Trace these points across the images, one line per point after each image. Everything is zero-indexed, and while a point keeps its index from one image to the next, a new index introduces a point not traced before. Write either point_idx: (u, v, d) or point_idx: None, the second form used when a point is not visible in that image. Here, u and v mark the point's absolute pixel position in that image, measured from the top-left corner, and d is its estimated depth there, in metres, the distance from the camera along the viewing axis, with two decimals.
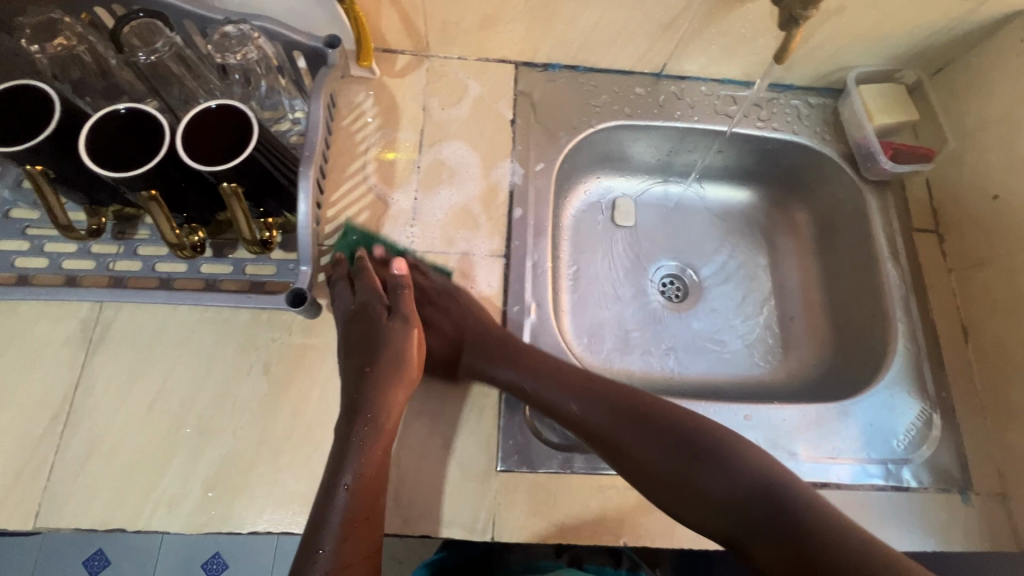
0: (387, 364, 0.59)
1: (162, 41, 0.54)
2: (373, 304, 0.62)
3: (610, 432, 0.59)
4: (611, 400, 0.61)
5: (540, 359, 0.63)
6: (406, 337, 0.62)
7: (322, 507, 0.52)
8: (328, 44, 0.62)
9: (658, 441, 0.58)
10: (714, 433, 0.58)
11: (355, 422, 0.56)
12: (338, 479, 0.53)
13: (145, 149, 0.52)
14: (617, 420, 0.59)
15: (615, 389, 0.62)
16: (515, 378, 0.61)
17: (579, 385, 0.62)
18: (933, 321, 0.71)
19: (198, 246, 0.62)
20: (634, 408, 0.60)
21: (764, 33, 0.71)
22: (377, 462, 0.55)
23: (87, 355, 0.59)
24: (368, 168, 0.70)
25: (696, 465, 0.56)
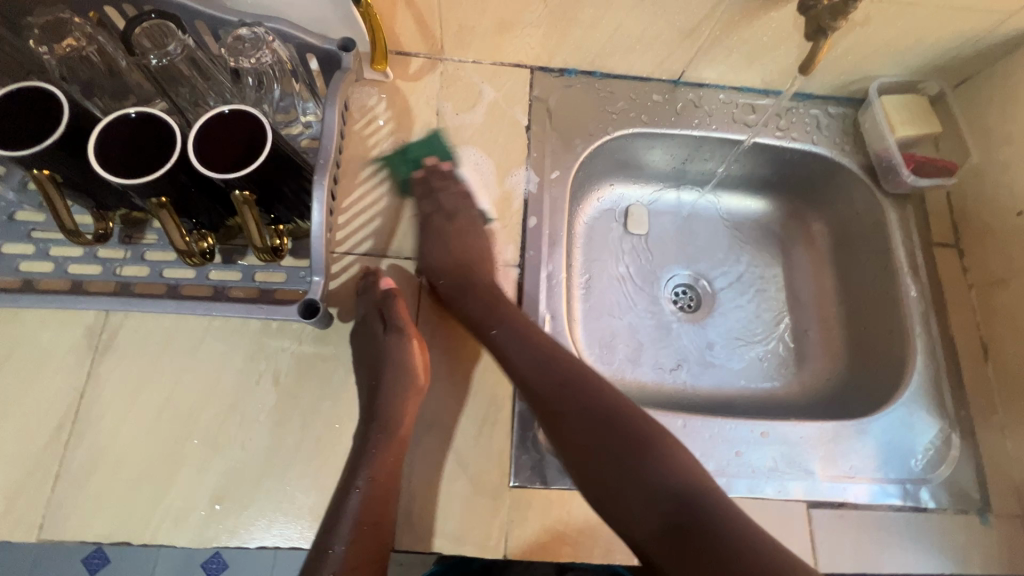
0: (393, 374, 0.58)
1: (174, 44, 0.53)
2: (370, 317, 0.61)
3: (554, 401, 0.57)
4: (564, 373, 0.59)
5: (514, 319, 0.62)
6: (405, 347, 0.60)
7: (335, 509, 0.53)
8: (342, 47, 0.61)
9: (597, 425, 0.56)
10: (653, 436, 0.56)
11: (370, 426, 0.57)
12: (352, 482, 0.54)
13: (155, 156, 0.50)
14: (564, 392, 0.58)
15: (573, 365, 0.60)
16: (488, 328, 0.61)
17: (541, 349, 0.60)
18: (952, 338, 0.70)
19: (206, 253, 0.60)
20: (585, 389, 0.58)
21: (786, 42, 0.69)
22: (390, 468, 0.55)
23: (93, 363, 0.58)
24: (380, 174, 0.69)
25: (627, 457, 0.55)
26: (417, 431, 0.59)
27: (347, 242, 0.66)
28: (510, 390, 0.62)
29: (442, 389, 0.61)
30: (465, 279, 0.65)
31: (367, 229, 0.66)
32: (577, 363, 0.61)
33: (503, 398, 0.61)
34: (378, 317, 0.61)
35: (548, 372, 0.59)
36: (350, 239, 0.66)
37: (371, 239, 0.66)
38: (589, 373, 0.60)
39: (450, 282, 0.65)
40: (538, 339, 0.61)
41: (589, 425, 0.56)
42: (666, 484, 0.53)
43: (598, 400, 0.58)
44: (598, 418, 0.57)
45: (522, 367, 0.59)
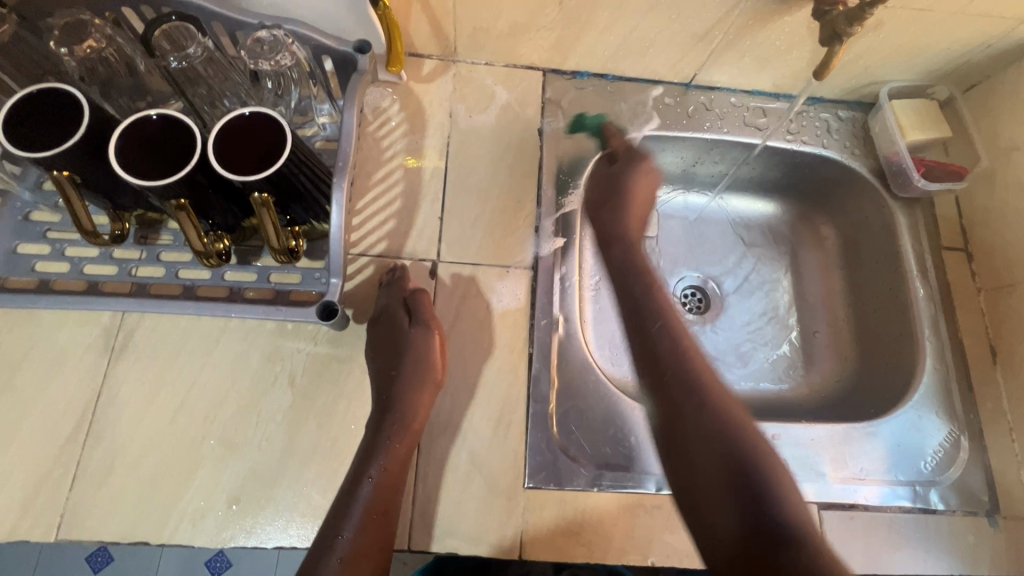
0: (413, 367, 0.58)
1: (194, 46, 0.53)
2: (394, 309, 0.61)
3: (673, 392, 0.56)
4: (696, 372, 0.57)
5: (658, 295, 0.64)
6: (427, 342, 0.60)
7: (345, 496, 0.53)
8: (358, 49, 0.61)
9: (713, 434, 0.53)
10: (772, 466, 0.51)
11: (385, 417, 0.57)
12: (363, 472, 0.54)
13: (176, 158, 0.50)
14: (688, 387, 0.56)
15: (705, 371, 0.58)
16: (635, 291, 0.64)
17: (681, 339, 0.59)
18: (961, 341, 0.70)
19: (223, 254, 0.60)
20: (713, 393, 0.55)
21: (799, 46, 0.69)
22: (401, 460, 0.56)
23: (110, 363, 0.58)
24: (393, 175, 0.69)
25: (725, 444, 0.52)
26: (432, 432, 0.60)
27: (361, 244, 0.66)
28: (524, 391, 0.62)
29: (457, 390, 0.61)
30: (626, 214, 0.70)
31: (381, 230, 0.66)
32: (710, 370, 0.58)
33: (517, 399, 0.62)
34: (402, 311, 0.61)
35: (676, 361, 0.58)
36: (364, 241, 0.66)
37: (385, 240, 0.66)
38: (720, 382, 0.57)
39: (618, 220, 0.69)
40: (673, 329, 0.60)
41: (708, 428, 0.53)
42: (773, 515, 0.48)
43: (723, 409, 0.54)
44: (718, 428, 0.53)
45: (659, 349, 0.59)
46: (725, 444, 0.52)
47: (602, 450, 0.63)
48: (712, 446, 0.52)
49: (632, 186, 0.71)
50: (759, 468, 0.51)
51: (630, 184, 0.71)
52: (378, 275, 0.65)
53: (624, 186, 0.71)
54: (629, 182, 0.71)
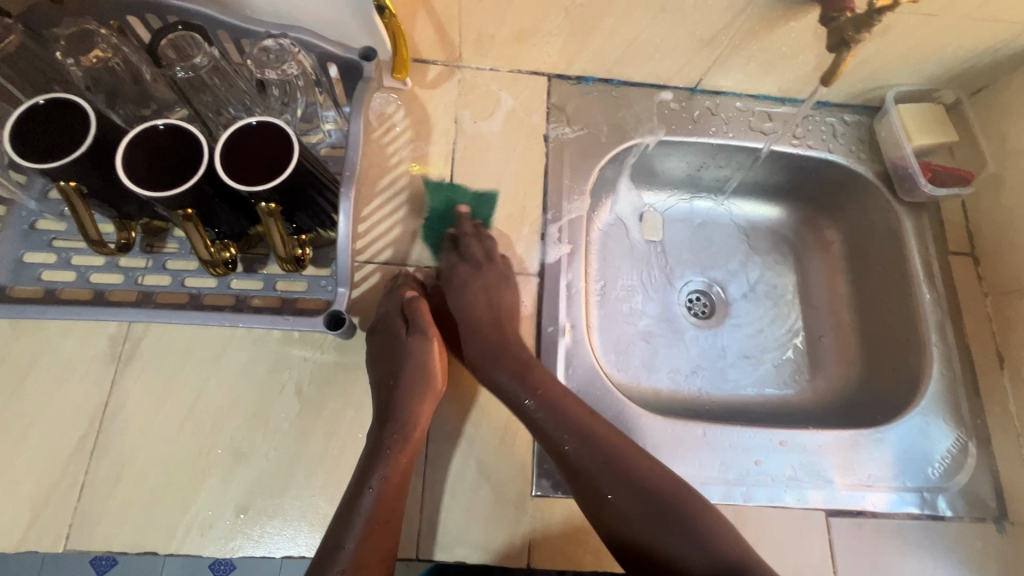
0: (412, 376, 0.59)
1: (200, 56, 0.53)
2: (392, 318, 0.61)
3: (601, 485, 0.57)
4: (612, 452, 0.58)
5: (553, 383, 0.61)
6: (425, 351, 0.61)
7: (348, 505, 0.54)
8: (363, 56, 0.60)
9: (644, 508, 0.56)
10: (701, 512, 0.55)
11: (385, 426, 0.57)
12: (365, 482, 0.54)
13: (183, 168, 0.50)
14: (605, 475, 0.57)
15: (616, 442, 0.59)
16: (524, 399, 0.59)
17: (585, 423, 0.59)
18: (968, 347, 0.70)
19: (229, 263, 0.59)
20: (630, 470, 0.57)
21: (804, 52, 0.69)
22: (403, 470, 0.55)
23: (117, 372, 0.58)
24: (399, 182, 0.69)
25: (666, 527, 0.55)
26: (439, 441, 0.60)
27: (367, 251, 0.66)
28: None
29: (464, 398, 0.61)
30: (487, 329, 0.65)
31: (387, 238, 0.66)
32: (620, 437, 0.59)
33: None
34: (401, 320, 0.61)
35: (589, 453, 0.58)
36: (370, 249, 0.66)
37: (390, 248, 0.66)
38: (630, 448, 0.59)
39: (493, 340, 0.64)
40: (575, 415, 0.59)
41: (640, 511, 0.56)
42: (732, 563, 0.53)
43: (645, 484, 0.57)
44: (646, 504, 0.56)
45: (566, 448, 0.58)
46: (660, 518, 0.55)
47: None
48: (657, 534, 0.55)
49: (477, 310, 0.66)
50: (695, 524, 0.55)
51: (461, 307, 0.67)
52: (383, 282, 0.65)
53: (478, 312, 0.66)
54: (463, 303, 0.67)
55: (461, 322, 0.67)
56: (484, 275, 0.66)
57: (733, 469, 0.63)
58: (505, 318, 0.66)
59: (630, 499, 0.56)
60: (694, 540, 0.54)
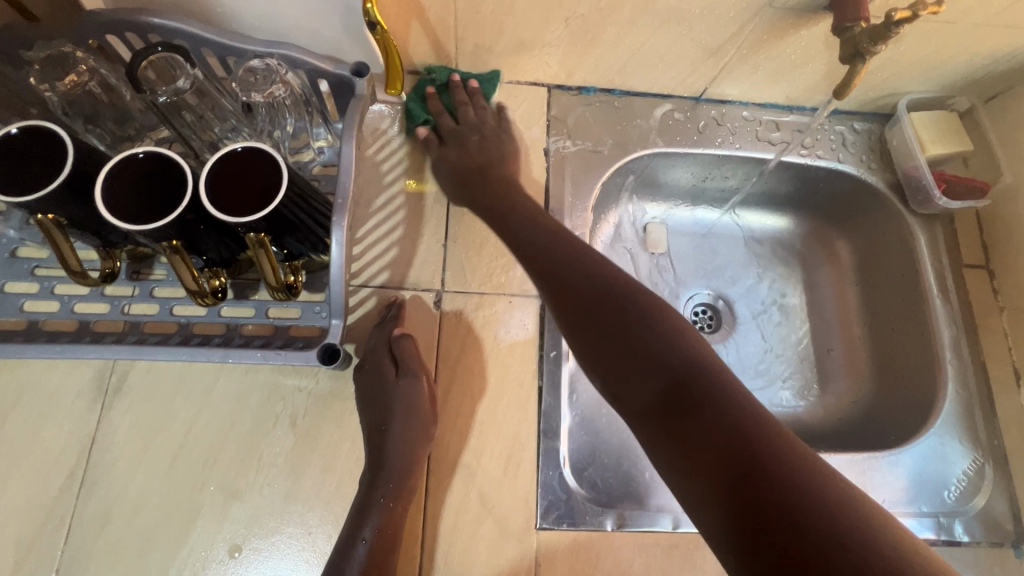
0: (404, 421, 0.55)
1: (183, 79, 0.50)
2: (380, 356, 0.58)
3: (590, 305, 0.47)
4: (607, 286, 0.48)
5: (552, 223, 0.56)
6: (418, 392, 0.57)
7: (340, 558, 0.50)
8: (355, 72, 0.58)
9: (632, 343, 0.44)
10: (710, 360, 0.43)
11: (378, 474, 0.54)
12: (358, 533, 0.51)
13: (167, 199, 0.48)
14: (569, 270, 0.50)
15: (616, 275, 0.49)
16: (520, 230, 0.56)
17: (585, 256, 0.51)
18: (983, 363, 0.68)
19: (219, 291, 0.57)
20: (623, 298, 0.47)
21: (814, 60, 0.67)
22: (397, 517, 0.53)
23: (103, 407, 0.56)
24: (395, 201, 0.66)
25: (625, 323, 0.45)
26: (440, 473, 0.57)
27: (362, 274, 0.63)
28: (534, 427, 0.60)
29: (465, 427, 0.59)
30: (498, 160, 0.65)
31: (382, 260, 0.64)
32: (604, 259, 0.51)
33: (527, 436, 0.59)
34: (389, 359, 0.58)
35: (579, 273, 0.49)
36: (365, 271, 0.64)
37: (387, 270, 0.64)
38: (633, 283, 0.48)
39: (490, 164, 0.65)
40: (572, 245, 0.52)
41: (631, 337, 0.44)
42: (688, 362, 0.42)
43: (641, 316, 0.45)
44: (638, 334, 0.44)
45: (556, 270, 0.50)
46: (649, 356, 0.43)
47: (614, 489, 0.61)
48: (614, 329, 0.45)
49: (472, 153, 0.65)
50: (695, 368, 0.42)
51: (458, 150, 0.65)
52: (379, 308, 0.63)
53: (473, 154, 0.65)
54: (461, 142, 0.66)
55: (452, 157, 0.65)
56: (483, 130, 0.67)
57: None
58: (500, 163, 0.65)
59: (591, 293, 0.48)
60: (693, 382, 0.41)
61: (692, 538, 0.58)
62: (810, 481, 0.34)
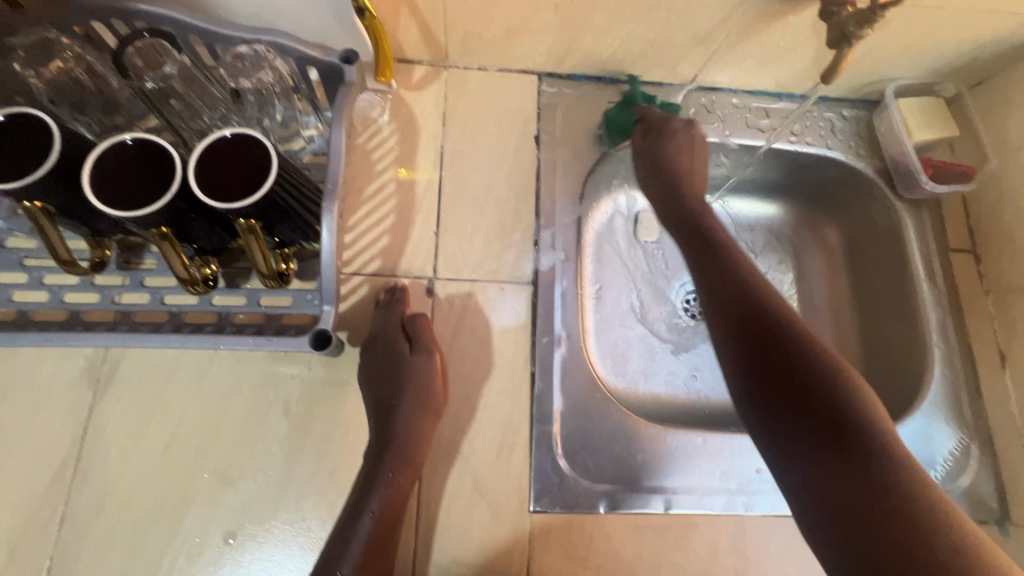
0: (413, 397, 0.56)
1: (170, 64, 0.51)
2: (393, 334, 0.58)
3: (753, 325, 0.47)
4: (774, 311, 0.47)
5: (721, 246, 0.56)
6: (429, 370, 0.58)
7: (343, 531, 0.51)
8: (345, 60, 0.58)
9: (795, 374, 0.43)
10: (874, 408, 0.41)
11: (385, 448, 0.54)
12: (364, 505, 0.52)
13: (155, 185, 0.47)
14: (744, 305, 0.48)
15: (781, 302, 0.48)
16: (700, 247, 0.56)
17: (753, 280, 0.51)
18: (969, 346, 0.69)
19: (210, 279, 0.58)
20: (790, 328, 0.46)
21: (803, 46, 0.67)
22: (402, 491, 0.53)
23: (95, 396, 0.56)
24: (386, 189, 0.66)
25: (799, 373, 0.43)
26: (433, 458, 0.58)
27: (354, 262, 0.64)
28: (527, 411, 0.60)
29: (459, 412, 0.60)
30: (679, 173, 0.64)
31: (374, 248, 0.64)
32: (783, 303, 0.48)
33: (520, 420, 0.60)
34: (402, 337, 0.58)
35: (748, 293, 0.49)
36: (357, 259, 0.64)
37: (379, 258, 0.64)
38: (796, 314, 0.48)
39: (670, 178, 0.64)
40: (739, 267, 0.52)
41: (795, 365, 0.43)
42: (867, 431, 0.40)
43: (807, 348, 0.44)
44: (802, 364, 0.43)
45: (725, 289, 0.51)
46: (810, 388, 0.42)
47: (605, 470, 0.60)
48: (781, 375, 0.44)
49: (682, 163, 0.65)
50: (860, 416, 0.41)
51: (670, 157, 0.65)
52: (372, 296, 0.63)
53: (674, 160, 0.65)
54: (671, 154, 0.66)
55: (663, 170, 0.65)
56: (684, 136, 0.66)
57: (734, 477, 0.61)
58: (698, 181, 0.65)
59: (764, 335, 0.46)
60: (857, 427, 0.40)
61: (683, 519, 0.59)
62: (960, 551, 0.34)
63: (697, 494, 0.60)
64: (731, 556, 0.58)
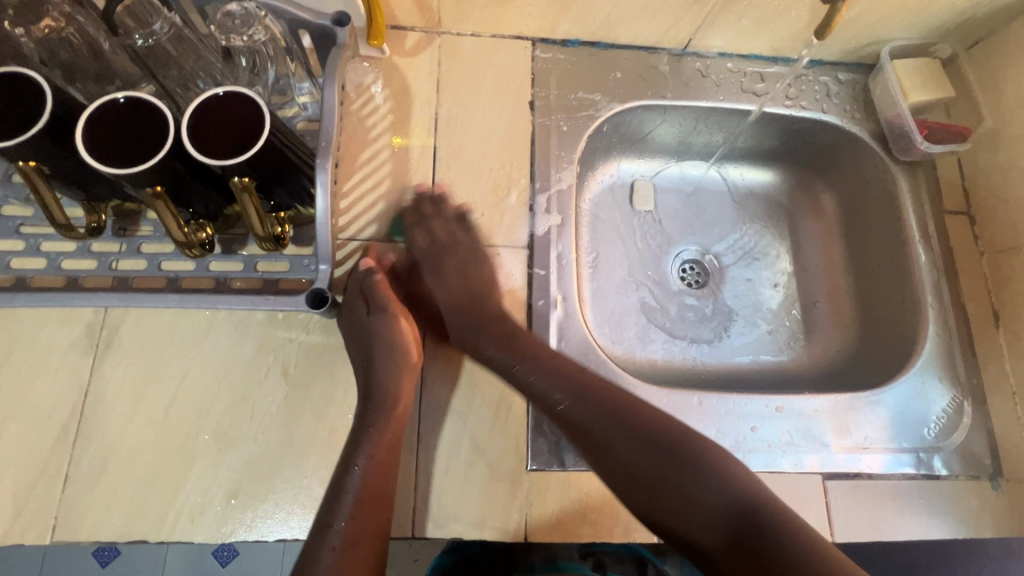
0: (383, 355, 0.58)
1: (160, 23, 0.50)
2: (351, 298, 0.59)
3: (619, 450, 0.55)
4: (605, 407, 0.57)
5: (541, 347, 0.61)
6: (388, 326, 0.59)
7: (337, 486, 0.53)
8: (336, 22, 0.57)
9: (649, 456, 0.55)
10: (699, 447, 0.55)
11: (367, 405, 0.56)
12: (352, 459, 0.53)
13: (147, 143, 0.47)
14: (604, 424, 0.56)
15: (602, 389, 0.58)
16: (523, 372, 0.59)
17: (571, 375, 0.59)
18: (964, 306, 0.70)
19: (206, 243, 0.58)
20: (623, 414, 0.57)
21: (797, 5, 0.68)
22: (389, 446, 0.55)
23: (95, 361, 0.56)
24: (380, 155, 0.66)
25: (672, 474, 0.54)
26: (431, 418, 0.58)
27: (349, 229, 0.64)
28: None
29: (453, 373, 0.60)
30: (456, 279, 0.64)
31: (369, 214, 0.64)
32: (631, 401, 0.58)
33: None
34: (360, 299, 0.59)
35: (583, 398, 0.57)
36: (352, 226, 0.64)
37: (374, 224, 0.64)
38: (618, 393, 0.59)
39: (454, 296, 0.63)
40: (557, 367, 0.59)
41: (641, 460, 0.55)
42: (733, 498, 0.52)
43: (640, 432, 0.56)
44: (644, 454, 0.55)
45: (562, 401, 0.57)
46: (666, 464, 0.54)
47: None
48: (657, 483, 0.54)
49: (455, 282, 0.63)
50: (694, 455, 0.55)
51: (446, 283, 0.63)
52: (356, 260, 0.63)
53: (475, 278, 0.63)
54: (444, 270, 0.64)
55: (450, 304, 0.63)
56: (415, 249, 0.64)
57: (729, 437, 0.63)
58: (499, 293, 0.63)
59: (636, 445, 0.55)
60: (698, 467, 0.54)
61: None
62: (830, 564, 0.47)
63: None
64: None
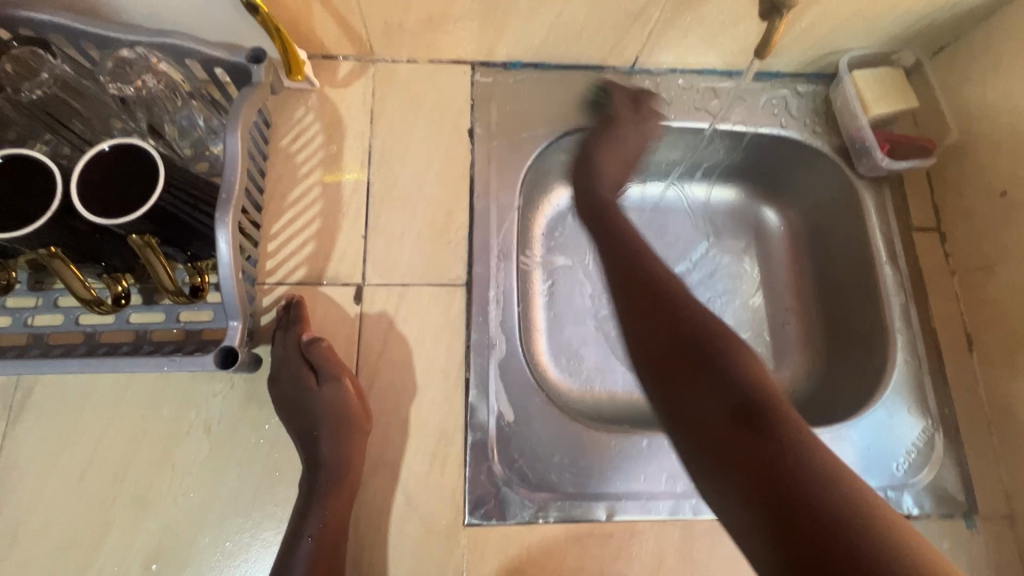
0: (335, 421, 0.54)
1: (45, 71, 0.49)
2: (296, 365, 0.55)
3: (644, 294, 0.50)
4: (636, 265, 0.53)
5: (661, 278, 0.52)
6: (342, 395, 0.55)
7: (283, 561, 0.49)
8: (252, 58, 0.55)
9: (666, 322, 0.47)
10: (733, 341, 0.46)
11: (317, 473, 0.52)
12: (303, 529, 0.50)
13: (32, 202, 0.45)
14: (635, 277, 0.52)
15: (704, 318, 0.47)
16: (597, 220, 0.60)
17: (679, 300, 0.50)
18: (934, 330, 0.66)
19: (121, 297, 0.55)
20: (724, 357, 0.44)
21: (745, 19, 0.64)
22: (342, 513, 0.52)
23: (8, 423, 0.54)
24: (310, 194, 0.63)
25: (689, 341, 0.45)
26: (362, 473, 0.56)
27: (278, 272, 0.61)
28: (460, 420, 0.58)
29: (387, 425, 0.57)
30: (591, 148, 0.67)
31: (299, 255, 0.61)
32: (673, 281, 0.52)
33: (453, 430, 0.57)
34: (307, 367, 0.55)
35: (670, 326, 0.47)
36: (281, 269, 0.61)
37: (304, 266, 0.61)
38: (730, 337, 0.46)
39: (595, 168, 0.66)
40: (697, 319, 0.47)
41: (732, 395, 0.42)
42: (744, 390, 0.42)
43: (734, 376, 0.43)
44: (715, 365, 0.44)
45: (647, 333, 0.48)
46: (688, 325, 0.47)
47: (546, 477, 0.57)
48: (671, 336, 0.46)
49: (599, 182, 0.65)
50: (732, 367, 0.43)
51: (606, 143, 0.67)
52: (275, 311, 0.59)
53: (400, 333, 0.60)
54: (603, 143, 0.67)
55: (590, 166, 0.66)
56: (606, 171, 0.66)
57: (681, 481, 0.58)
58: (428, 344, 0.60)
59: (659, 311, 0.48)
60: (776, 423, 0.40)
61: (627, 527, 0.56)
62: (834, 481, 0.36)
63: (642, 499, 0.57)
64: (677, 562, 0.56)
